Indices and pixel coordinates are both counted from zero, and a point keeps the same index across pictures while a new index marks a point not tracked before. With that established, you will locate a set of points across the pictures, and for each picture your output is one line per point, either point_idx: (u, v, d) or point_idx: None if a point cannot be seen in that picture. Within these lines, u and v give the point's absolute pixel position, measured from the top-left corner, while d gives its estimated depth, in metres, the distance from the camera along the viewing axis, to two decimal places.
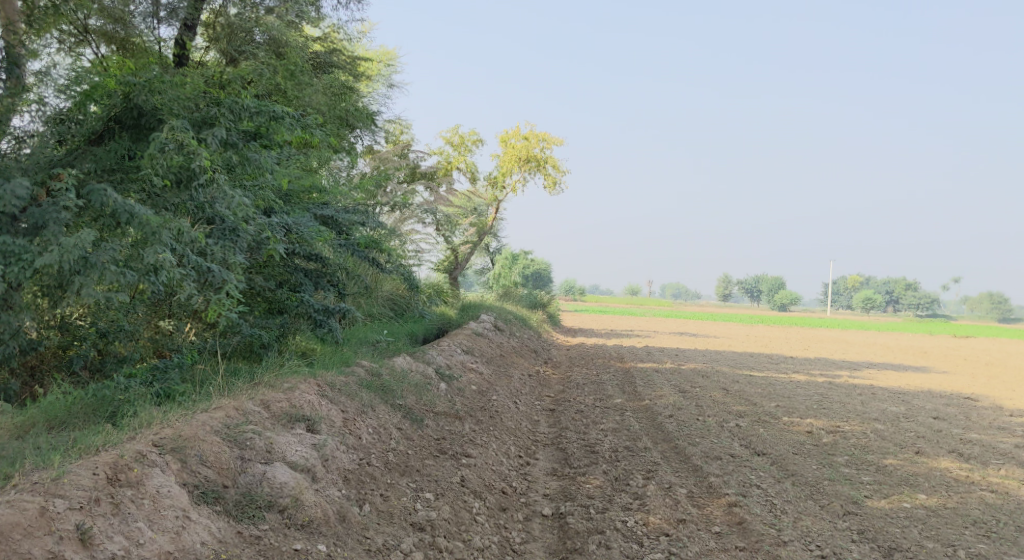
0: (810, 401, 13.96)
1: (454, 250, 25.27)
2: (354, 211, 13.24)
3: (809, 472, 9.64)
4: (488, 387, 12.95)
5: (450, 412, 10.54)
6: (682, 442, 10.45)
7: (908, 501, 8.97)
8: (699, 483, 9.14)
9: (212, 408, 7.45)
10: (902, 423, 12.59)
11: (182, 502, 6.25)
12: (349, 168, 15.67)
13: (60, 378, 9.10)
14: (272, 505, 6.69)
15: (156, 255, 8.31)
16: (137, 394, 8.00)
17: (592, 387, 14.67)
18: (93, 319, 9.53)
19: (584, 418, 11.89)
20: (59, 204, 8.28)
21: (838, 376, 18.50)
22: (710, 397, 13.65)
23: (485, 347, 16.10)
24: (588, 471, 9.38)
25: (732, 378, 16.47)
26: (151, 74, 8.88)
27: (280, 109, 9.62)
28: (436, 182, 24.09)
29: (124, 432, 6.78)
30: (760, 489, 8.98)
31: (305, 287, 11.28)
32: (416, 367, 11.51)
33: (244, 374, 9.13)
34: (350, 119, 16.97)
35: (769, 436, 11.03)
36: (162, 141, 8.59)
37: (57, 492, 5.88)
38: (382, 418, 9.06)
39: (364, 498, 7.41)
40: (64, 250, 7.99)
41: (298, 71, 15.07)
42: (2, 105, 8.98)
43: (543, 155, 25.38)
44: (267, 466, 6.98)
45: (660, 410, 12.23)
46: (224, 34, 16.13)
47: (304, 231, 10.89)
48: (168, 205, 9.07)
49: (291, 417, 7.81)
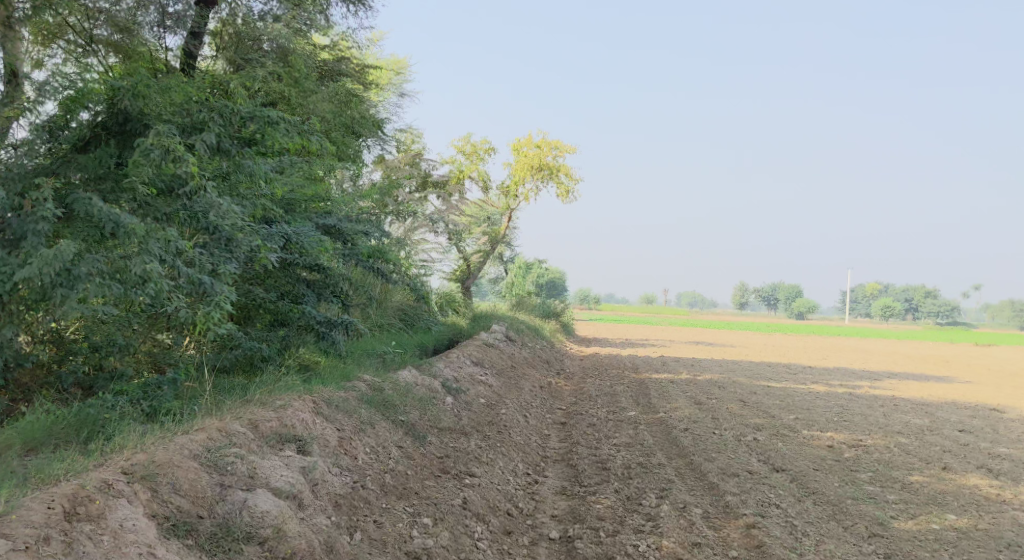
0: (830, 413, 13.45)
1: (466, 260, 24.77)
2: (360, 220, 12.82)
3: (831, 490, 9.13)
4: (497, 400, 12.50)
5: (456, 427, 10.11)
6: (698, 458, 9.96)
7: (937, 522, 8.46)
8: (715, 502, 8.64)
9: (194, 429, 7.06)
10: (927, 437, 12.05)
11: (148, 537, 5.84)
12: (355, 176, 15.29)
13: (47, 396, 8.65)
14: (252, 537, 6.29)
15: (144, 266, 8.04)
16: (124, 413, 7.70)
17: (606, 399, 14.18)
18: (87, 334, 9.19)
19: (596, 432, 11.41)
20: (39, 214, 7.91)
21: (859, 386, 17.95)
22: (726, 409, 13.15)
23: (496, 359, 15.65)
24: (599, 490, 8.91)
25: (750, 389, 15.93)
26: (136, 77, 8.56)
27: (276, 114, 9.33)
28: (449, 191, 23.68)
29: (92, 459, 6.39)
30: (780, 509, 8.50)
31: (308, 299, 10.88)
32: (421, 380, 11.07)
33: (237, 391, 8.75)
34: (357, 127, 16.61)
35: (788, 451, 10.53)
36: (148, 147, 8.28)
37: (3, 530, 5.47)
38: (381, 435, 8.65)
39: (356, 526, 7.01)
40: (45, 261, 7.65)
41: (302, 78, 14.75)
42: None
43: (556, 163, 24.93)
44: (249, 493, 6.58)
45: (674, 424, 11.74)
46: (231, 43, 15.72)
47: (304, 240, 10.38)
48: (160, 214, 8.68)
49: (281, 438, 7.44)
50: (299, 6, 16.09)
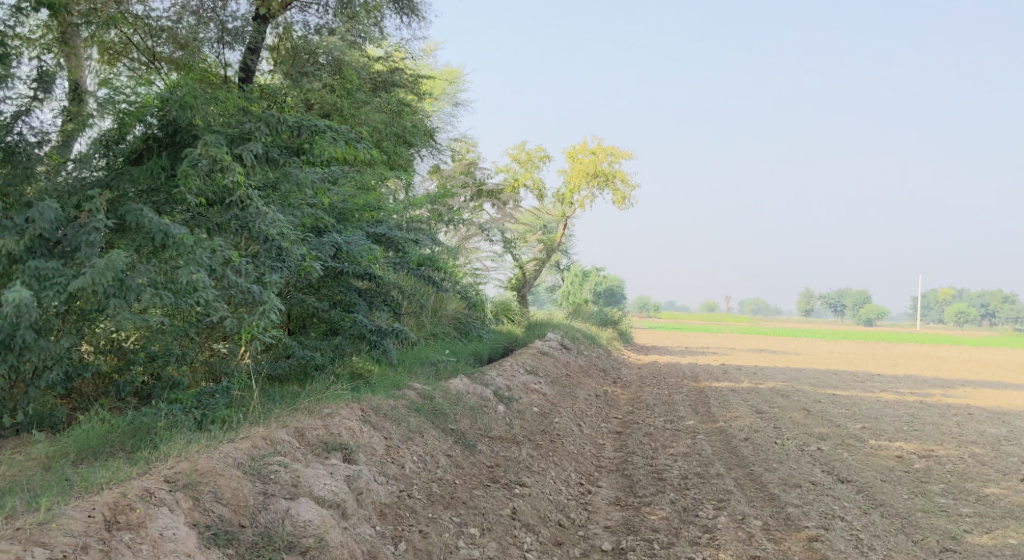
0: (900, 422, 12.99)
1: (522, 268, 24.62)
2: (411, 228, 12.74)
3: (900, 502, 8.78)
4: (551, 409, 12.32)
5: (507, 436, 9.99)
6: (758, 468, 9.67)
7: (1014, 537, 8.07)
8: (776, 514, 8.36)
9: (239, 438, 7.11)
10: (1004, 447, 11.55)
11: (187, 546, 5.85)
12: (408, 185, 15.27)
13: (105, 405, 8.83)
14: (294, 547, 6.26)
15: (191, 276, 8.09)
16: (175, 422, 7.77)
17: (663, 409, 13.89)
18: (145, 343, 8.98)
19: (652, 441, 11.18)
20: (92, 225, 8.01)
21: (930, 394, 17.35)
22: (789, 418, 12.77)
23: (551, 367, 15.49)
24: (654, 501, 8.69)
25: (815, 398, 15.49)
26: (184, 89, 8.64)
27: (322, 122, 9.44)
28: (504, 199, 23.57)
29: (137, 467, 6.44)
30: (844, 521, 8.19)
31: (359, 307, 10.78)
32: (473, 389, 10.97)
33: (286, 399, 8.76)
34: (409, 137, 16.62)
35: (854, 461, 10.17)
36: (196, 157, 8.37)
37: (41, 539, 5.49)
38: (430, 444, 8.59)
39: (401, 536, 6.94)
40: (97, 272, 7.73)
41: (355, 89, 14.82)
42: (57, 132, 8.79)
43: (612, 170, 24.69)
44: (292, 502, 6.57)
45: (734, 433, 11.44)
46: (288, 57, 15.50)
47: (354, 248, 10.34)
48: (212, 225, 8.89)
49: (326, 447, 7.44)
50: (353, 19, 15.88)
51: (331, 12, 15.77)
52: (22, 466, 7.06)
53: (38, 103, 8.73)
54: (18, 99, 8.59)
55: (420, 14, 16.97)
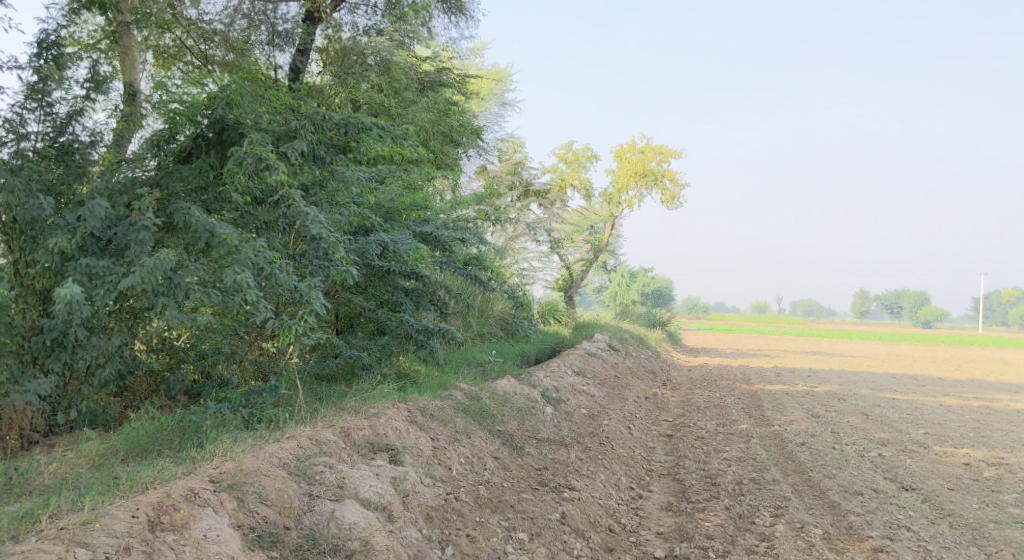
0: (965, 428, 12.56)
1: (568, 269, 24.43)
2: (458, 227, 12.62)
3: (970, 513, 8.44)
4: (600, 411, 12.13)
5: (556, 438, 9.82)
6: (817, 474, 9.38)
7: None
8: (837, 523, 8.07)
9: (285, 438, 7.07)
10: None
11: (231, 548, 5.78)
12: (455, 185, 15.17)
13: (156, 403, 8.79)
14: (339, 550, 6.17)
15: (235, 275, 7.98)
16: (224, 421, 7.74)
17: (715, 411, 13.62)
18: (195, 341, 8.97)
19: (704, 445, 10.91)
20: (141, 223, 8.02)
21: (997, 400, 16.75)
22: (847, 423, 12.42)
23: (599, 369, 15.27)
24: (708, 507, 8.44)
25: (874, 402, 15.06)
26: (232, 87, 8.63)
27: (370, 120, 9.44)
28: (551, 200, 23.36)
29: (183, 467, 6.41)
30: (911, 532, 7.88)
31: (405, 307, 10.66)
32: (520, 390, 10.81)
33: (333, 399, 8.69)
34: (456, 136, 16.54)
35: (918, 469, 9.82)
36: (241, 156, 8.36)
37: (84, 540, 5.46)
38: (477, 446, 8.46)
39: (447, 540, 6.81)
40: (146, 271, 7.73)
41: (402, 88, 14.91)
42: (109, 131, 8.79)
43: (660, 168, 24.39)
44: (337, 504, 6.49)
45: (790, 437, 11.14)
46: (337, 59, 15.31)
47: (401, 247, 10.18)
48: (259, 224, 8.87)
49: (373, 448, 7.37)
50: (402, 20, 15.92)
51: (380, 13, 15.80)
52: (73, 463, 7.08)
53: (92, 104, 8.74)
54: (72, 99, 8.62)
55: (468, 14, 16.88)
